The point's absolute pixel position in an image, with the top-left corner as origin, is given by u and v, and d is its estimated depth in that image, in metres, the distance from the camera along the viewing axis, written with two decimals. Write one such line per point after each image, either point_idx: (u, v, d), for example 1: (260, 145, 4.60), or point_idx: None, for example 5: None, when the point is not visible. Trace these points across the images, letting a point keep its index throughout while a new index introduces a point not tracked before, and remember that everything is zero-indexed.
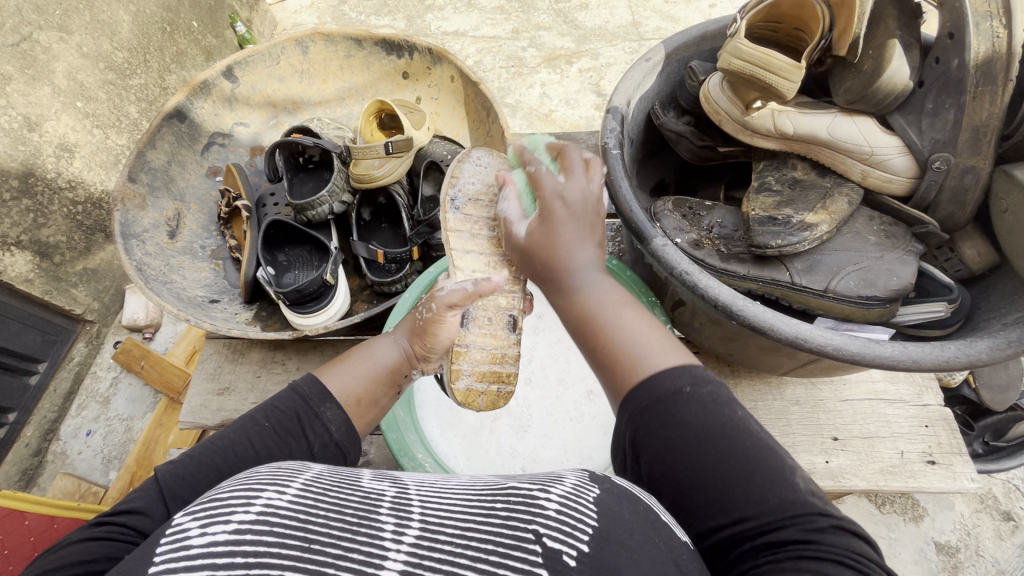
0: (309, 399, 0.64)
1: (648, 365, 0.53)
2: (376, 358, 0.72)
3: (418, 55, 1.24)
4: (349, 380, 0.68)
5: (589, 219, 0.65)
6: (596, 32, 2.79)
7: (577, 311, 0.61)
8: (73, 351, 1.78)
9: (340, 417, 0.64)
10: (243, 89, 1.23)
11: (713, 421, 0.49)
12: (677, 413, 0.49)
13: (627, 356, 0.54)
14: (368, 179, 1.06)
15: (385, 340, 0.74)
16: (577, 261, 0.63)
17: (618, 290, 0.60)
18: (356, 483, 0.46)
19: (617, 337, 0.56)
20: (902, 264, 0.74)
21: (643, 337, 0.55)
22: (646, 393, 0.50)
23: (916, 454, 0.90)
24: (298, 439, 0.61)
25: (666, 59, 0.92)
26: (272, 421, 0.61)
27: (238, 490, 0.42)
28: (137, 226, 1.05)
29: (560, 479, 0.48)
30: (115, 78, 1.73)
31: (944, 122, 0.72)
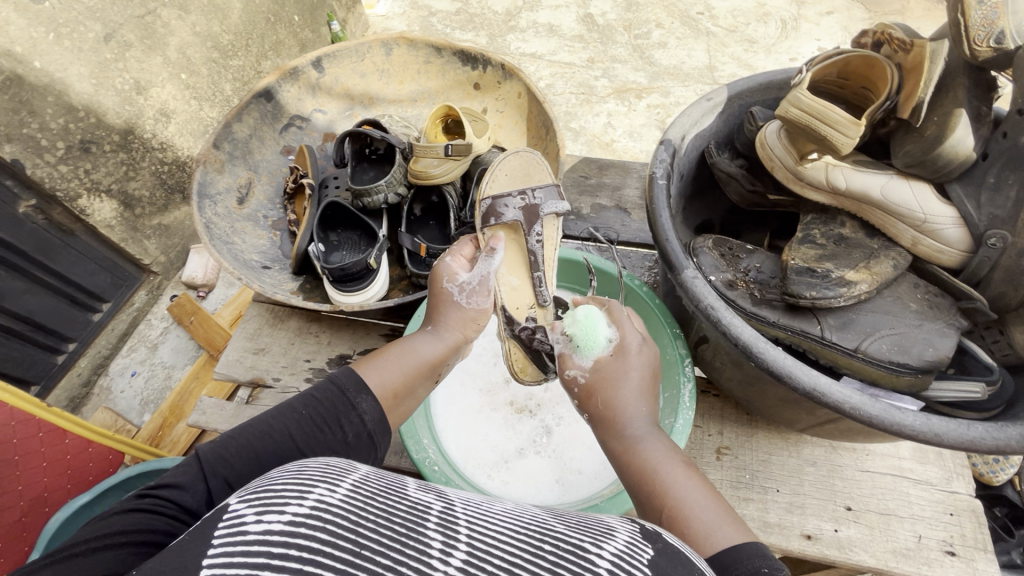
0: (345, 390, 0.69)
1: (715, 543, 0.53)
2: (419, 354, 0.78)
3: (491, 69, 1.30)
4: (388, 373, 0.74)
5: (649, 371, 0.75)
6: (670, 70, 3.01)
7: (630, 462, 0.64)
8: (135, 297, 1.93)
9: (374, 408, 0.69)
10: (328, 80, 1.33)
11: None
12: None
13: (692, 532, 0.55)
14: (424, 176, 1.11)
15: (424, 337, 0.81)
16: (637, 415, 0.69)
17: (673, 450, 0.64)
18: (402, 491, 0.46)
19: (674, 501, 0.58)
20: (942, 336, 0.72)
21: (696, 503, 0.57)
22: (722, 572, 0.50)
23: (935, 542, 0.85)
24: (333, 428, 0.65)
25: (727, 101, 0.94)
26: (308, 410, 0.66)
27: (290, 484, 0.43)
28: (212, 188, 1.15)
29: (613, 534, 0.46)
30: (218, 57, 1.91)
31: (1005, 198, 0.70)
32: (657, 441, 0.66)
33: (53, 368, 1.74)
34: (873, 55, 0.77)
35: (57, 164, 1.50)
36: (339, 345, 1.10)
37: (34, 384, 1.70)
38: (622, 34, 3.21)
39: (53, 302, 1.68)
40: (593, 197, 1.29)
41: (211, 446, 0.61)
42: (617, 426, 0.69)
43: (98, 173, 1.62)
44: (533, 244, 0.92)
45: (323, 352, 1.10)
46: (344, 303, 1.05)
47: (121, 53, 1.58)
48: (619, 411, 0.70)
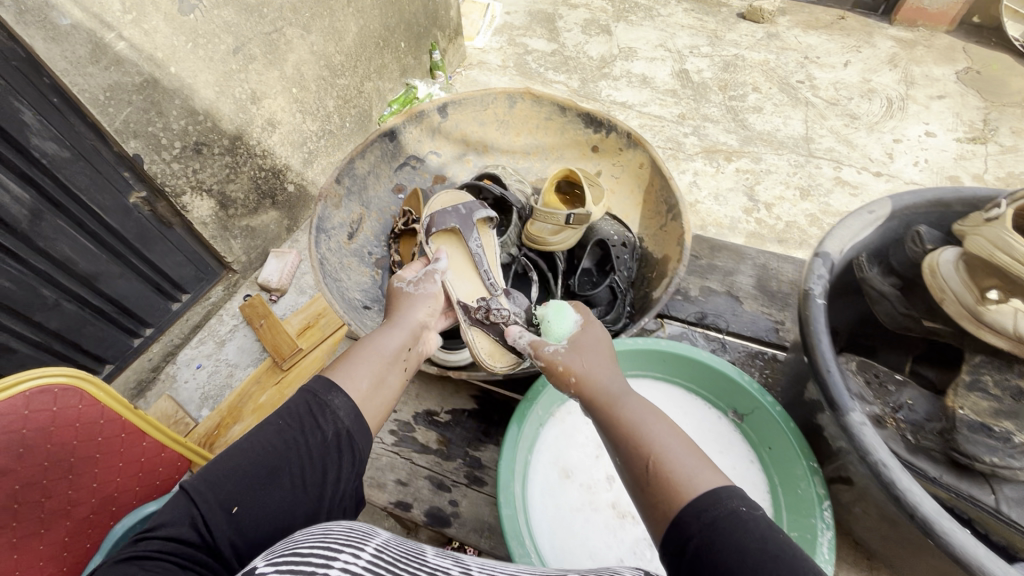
0: (315, 394, 0.76)
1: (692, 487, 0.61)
2: (381, 347, 0.86)
3: (614, 135, 1.27)
4: (358, 374, 0.81)
5: (605, 351, 0.86)
6: (763, 136, 2.93)
7: (608, 415, 0.75)
8: (212, 292, 1.99)
9: (348, 405, 0.77)
10: (448, 125, 1.34)
11: (756, 529, 0.54)
12: (735, 528, 0.55)
13: (671, 470, 0.64)
14: (539, 240, 1.10)
15: (384, 335, 0.89)
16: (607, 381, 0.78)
17: (646, 406, 0.74)
18: (418, 556, 0.56)
19: (651, 446, 0.67)
20: None
21: (675, 447, 0.67)
22: (699, 506, 0.58)
23: None
24: (312, 431, 0.73)
25: (890, 214, 0.87)
26: (283, 419, 0.73)
27: (317, 548, 0.49)
28: (329, 222, 1.15)
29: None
30: (327, 75, 1.98)
31: None
32: (632, 400, 0.76)
33: (127, 351, 1.79)
34: None
35: (169, 161, 1.55)
36: (427, 399, 1.07)
37: (109, 363, 1.76)
38: (716, 93, 3.17)
39: (141, 289, 1.74)
40: (702, 278, 1.23)
41: (197, 478, 0.67)
42: (597, 394, 0.78)
43: (202, 173, 1.66)
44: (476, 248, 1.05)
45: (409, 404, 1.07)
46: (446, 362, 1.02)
47: (245, 66, 1.64)
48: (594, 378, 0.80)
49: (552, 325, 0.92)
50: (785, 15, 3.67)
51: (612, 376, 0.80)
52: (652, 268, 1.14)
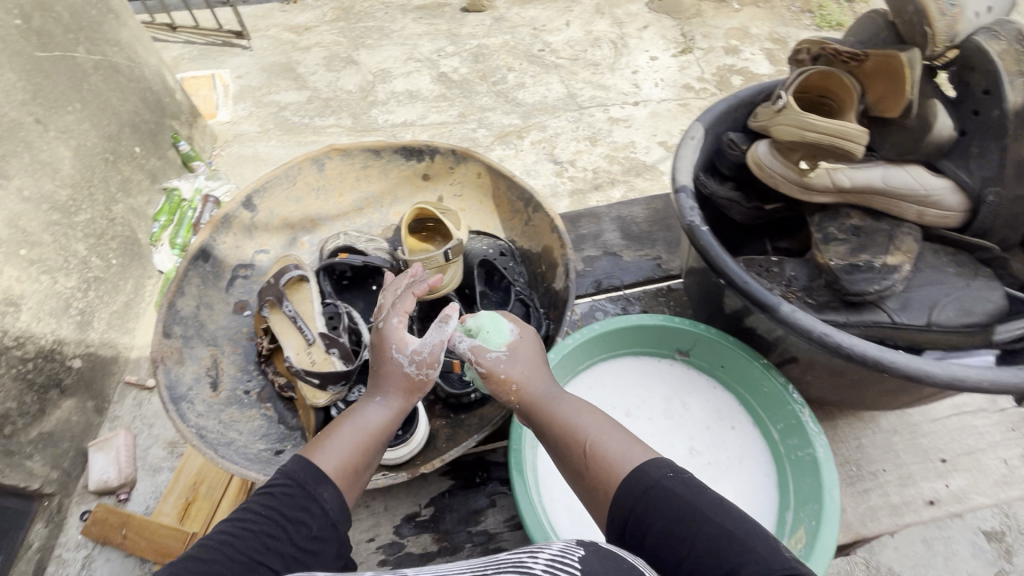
0: (303, 482, 0.66)
1: (626, 467, 0.63)
2: (366, 424, 0.75)
3: (439, 157, 1.24)
4: (342, 451, 0.71)
5: (537, 359, 0.80)
6: (538, 106, 3.17)
7: (549, 421, 0.73)
8: (30, 536, 1.38)
9: (335, 496, 0.66)
10: (262, 216, 1.18)
11: (699, 494, 0.56)
12: (663, 503, 0.57)
13: (610, 459, 0.65)
14: (429, 289, 1.02)
15: (373, 404, 0.77)
16: (541, 390, 0.76)
17: (587, 403, 0.74)
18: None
19: (592, 439, 0.67)
20: (990, 289, 0.80)
21: (611, 436, 0.68)
22: (634, 490, 0.59)
23: (1017, 458, 0.95)
24: (292, 526, 0.61)
25: (704, 133, 0.99)
26: (267, 509, 0.62)
27: None
28: (181, 385, 0.93)
29: (547, 545, 0.48)
30: (60, 218, 1.55)
31: (989, 162, 0.80)
32: (564, 399, 0.75)
33: None
34: (831, 68, 0.85)
35: None
36: (399, 507, 0.94)
37: None
38: (480, 84, 3.32)
39: None
40: (580, 251, 1.28)
41: (161, 573, 0.54)
42: (523, 405, 0.76)
43: None
44: (289, 310, 0.96)
45: (383, 523, 0.93)
46: (393, 461, 0.92)
47: None
48: (527, 383, 0.77)
49: (485, 334, 0.80)
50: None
51: (545, 380, 0.78)
52: (538, 263, 1.15)
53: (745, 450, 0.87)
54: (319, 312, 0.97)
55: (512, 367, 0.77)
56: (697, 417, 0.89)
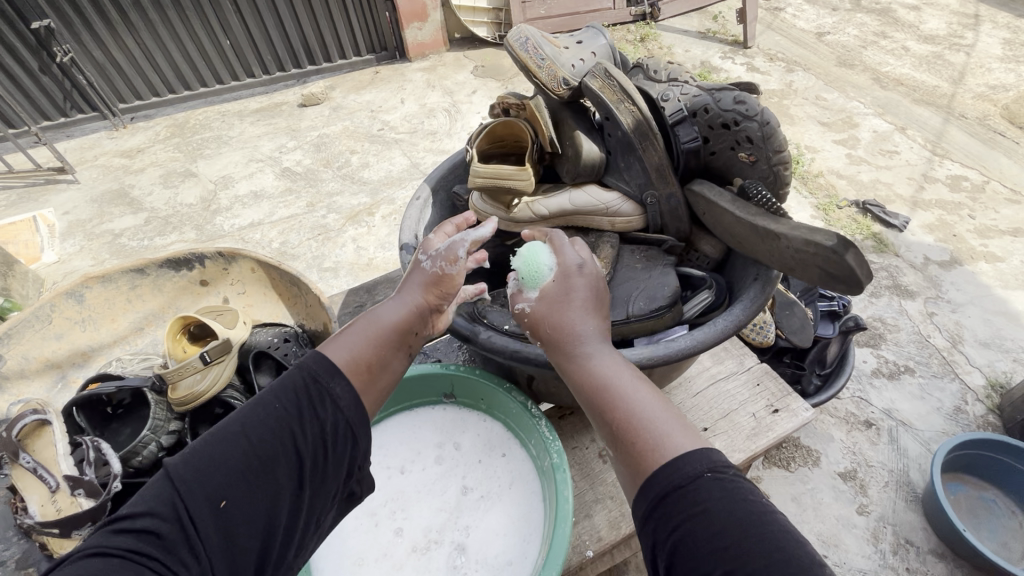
0: (318, 374, 0.63)
1: (671, 446, 0.54)
2: (381, 319, 0.71)
3: (209, 261, 1.23)
4: (356, 345, 0.67)
5: (597, 297, 0.72)
6: (384, 181, 2.81)
7: (586, 379, 0.65)
8: None
9: (349, 393, 0.63)
10: (12, 363, 1.09)
11: (736, 499, 0.48)
12: (700, 497, 0.49)
13: (649, 434, 0.56)
14: (194, 396, 0.99)
15: (391, 302, 0.74)
16: (584, 331, 0.68)
17: (628, 365, 0.65)
18: None
19: (629, 406, 0.59)
20: (666, 275, 0.92)
21: (654, 405, 0.59)
22: (669, 474, 0.51)
23: (762, 409, 1.06)
24: (303, 424, 0.59)
25: (432, 191, 1.09)
26: (282, 402, 0.60)
27: None
28: None
29: None
30: None
31: (636, 171, 0.94)
32: (607, 351, 0.67)
33: None
34: (505, 119, 1.00)
35: None
36: None
37: None
38: (325, 172, 2.88)
39: None
40: None
41: (185, 461, 0.55)
42: (571, 343, 0.68)
43: None
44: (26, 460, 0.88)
45: None
46: None
47: None
48: (568, 325, 0.69)
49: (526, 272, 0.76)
50: (333, 86, 3.43)
51: (587, 322, 0.69)
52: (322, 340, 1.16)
53: (514, 474, 0.89)
54: (63, 454, 0.89)
55: (563, 307, 0.70)
56: (468, 454, 0.92)
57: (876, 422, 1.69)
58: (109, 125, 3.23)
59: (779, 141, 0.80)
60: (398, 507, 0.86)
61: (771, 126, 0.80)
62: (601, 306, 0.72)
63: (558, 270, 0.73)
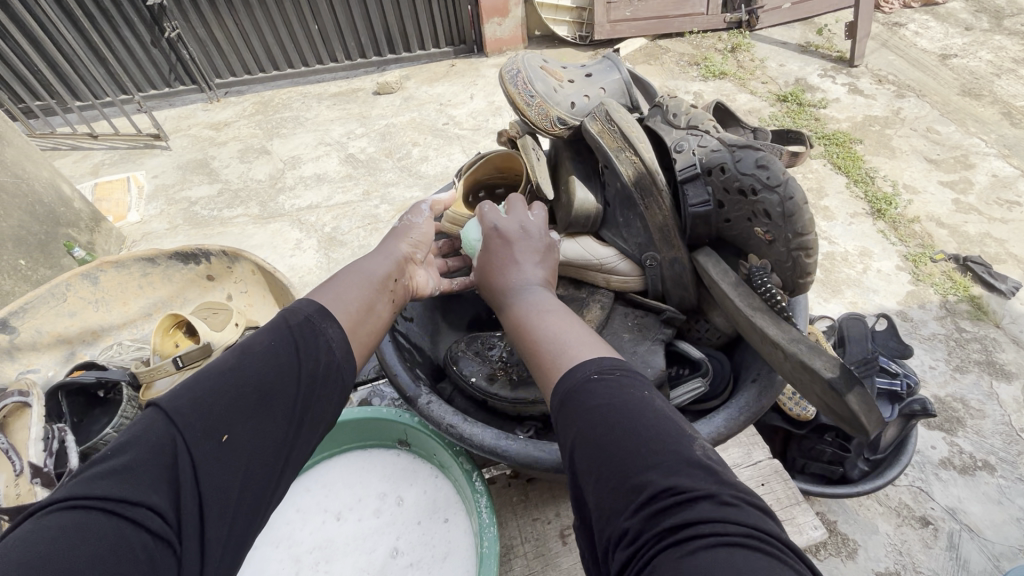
0: (309, 316, 0.59)
1: (567, 358, 0.57)
2: (366, 271, 0.71)
3: (215, 258, 1.25)
4: (347, 292, 0.66)
5: (540, 245, 0.75)
6: (440, 176, 2.74)
7: (514, 320, 0.66)
8: None
9: (342, 336, 0.60)
10: (26, 335, 1.16)
11: (620, 397, 0.49)
12: (588, 399, 0.50)
13: (551, 351, 0.58)
14: None
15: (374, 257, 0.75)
16: (522, 280, 0.70)
17: (555, 302, 0.67)
18: None
19: (542, 335, 0.61)
20: (653, 353, 0.80)
21: (568, 332, 0.60)
22: (565, 380, 0.53)
23: None
24: (296, 357, 0.56)
25: None
26: (269, 341, 0.56)
27: None
28: None
29: None
30: None
31: (636, 229, 0.82)
32: (538, 291, 0.69)
33: None
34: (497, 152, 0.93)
35: None
36: None
37: None
38: (386, 160, 2.86)
39: None
40: None
41: (180, 395, 0.49)
42: (505, 292, 0.70)
43: None
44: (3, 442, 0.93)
45: None
46: None
47: None
48: (505, 274, 0.72)
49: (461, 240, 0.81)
50: (408, 76, 3.34)
51: (525, 269, 0.72)
52: None
53: (450, 546, 0.82)
54: (33, 437, 0.93)
55: (501, 257, 0.73)
56: (409, 512, 0.86)
57: (934, 520, 1.35)
58: (205, 97, 3.33)
59: (802, 222, 0.66)
60: (324, 556, 0.83)
61: (793, 203, 0.66)
62: (542, 254, 0.75)
63: (483, 232, 0.77)
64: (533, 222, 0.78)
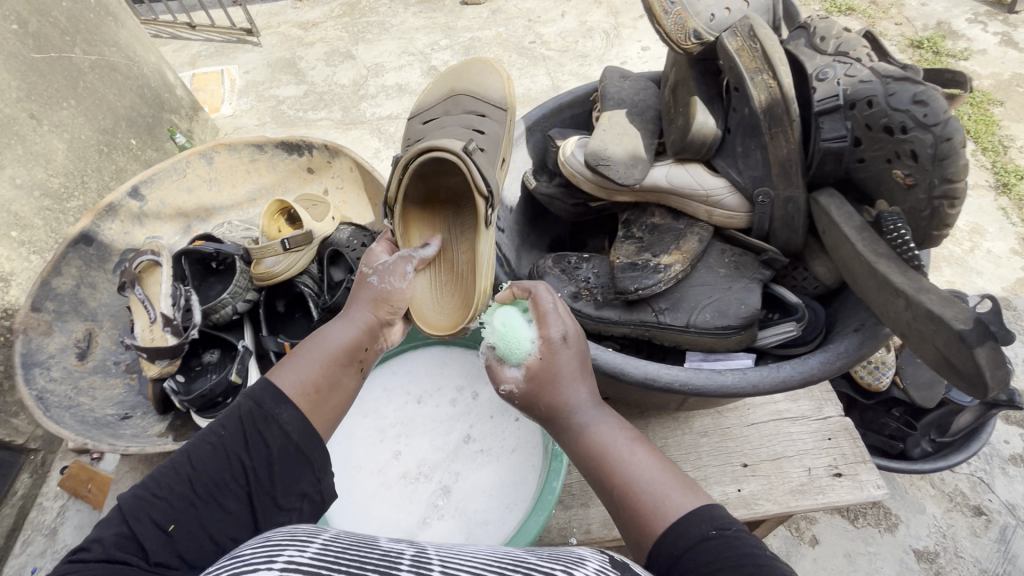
0: (263, 403, 0.63)
1: (667, 509, 0.50)
2: (330, 342, 0.69)
3: (317, 152, 1.31)
4: (307, 368, 0.67)
5: (581, 352, 0.64)
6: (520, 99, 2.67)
7: (585, 452, 0.58)
8: (16, 483, 1.63)
9: (296, 415, 0.63)
10: (153, 205, 1.28)
11: (741, 562, 0.44)
12: (707, 563, 0.46)
13: (643, 499, 0.52)
14: (269, 276, 1.10)
15: (337, 324, 0.72)
16: (576, 400, 0.61)
17: (622, 429, 0.58)
18: (373, 544, 0.46)
19: (629, 478, 0.53)
20: (749, 291, 0.79)
21: (650, 471, 0.54)
22: (671, 543, 0.48)
23: (823, 469, 0.91)
24: (250, 450, 0.61)
25: (527, 130, 1.02)
26: (227, 428, 0.62)
27: (257, 552, 0.41)
28: (43, 353, 1.05)
29: (582, 561, 0.45)
30: (52, 204, 1.61)
31: (755, 160, 0.78)
32: (600, 413, 0.60)
33: None
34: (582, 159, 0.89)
35: None
36: None
37: None
38: None
39: None
40: None
41: (137, 494, 0.58)
42: (562, 415, 0.61)
43: None
44: (139, 293, 1.07)
45: None
46: None
47: None
48: (558, 395, 0.61)
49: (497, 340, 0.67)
50: None
51: (576, 388, 0.61)
52: None
53: (519, 442, 0.89)
54: (164, 294, 1.05)
55: (548, 374, 0.61)
56: (482, 406, 0.93)
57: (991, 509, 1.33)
58: None
59: (955, 167, 0.60)
60: (404, 432, 0.92)
61: (951, 145, 0.60)
62: (586, 366, 0.64)
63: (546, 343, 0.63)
64: (568, 327, 0.64)
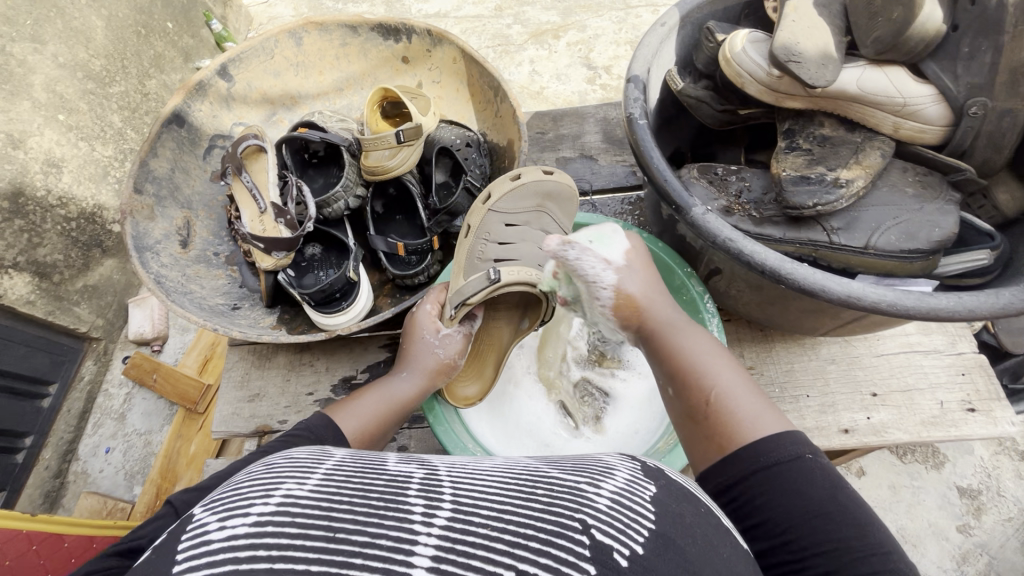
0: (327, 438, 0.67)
1: (755, 431, 0.53)
2: (392, 396, 0.78)
3: (416, 38, 1.20)
4: (365, 416, 0.74)
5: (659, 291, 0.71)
6: (582, 3, 2.43)
7: (673, 363, 0.63)
8: (82, 370, 1.64)
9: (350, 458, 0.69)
10: (240, 87, 1.19)
11: (799, 481, 0.50)
12: (791, 479, 0.50)
13: (728, 416, 0.55)
14: (381, 170, 1.04)
15: (400, 378, 0.81)
16: (670, 316, 0.68)
17: (712, 344, 0.63)
18: (381, 467, 0.47)
19: (718, 389, 0.58)
20: (944, 214, 0.73)
21: (744, 397, 0.56)
22: (755, 461, 0.51)
23: (956, 403, 0.90)
24: None
25: (680, 22, 0.90)
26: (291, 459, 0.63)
27: (257, 485, 0.43)
28: (149, 238, 1.02)
29: (612, 472, 0.49)
30: (95, 87, 1.57)
31: (980, 65, 0.70)
32: (693, 331, 0.66)
33: (14, 470, 1.47)
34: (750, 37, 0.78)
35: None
36: (340, 368, 1.03)
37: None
38: None
39: None
40: (555, 151, 1.25)
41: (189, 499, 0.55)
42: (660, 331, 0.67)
43: None
44: (246, 179, 1.02)
45: (323, 380, 1.02)
46: (332, 327, 0.97)
47: None
48: (653, 316, 0.68)
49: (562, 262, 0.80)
50: None
51: (665, 311, 0.69)
52: (503, 156, 1.12)
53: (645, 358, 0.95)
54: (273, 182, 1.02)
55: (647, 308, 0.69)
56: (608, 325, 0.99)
57: None
58: None
59: None
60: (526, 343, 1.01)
61: None
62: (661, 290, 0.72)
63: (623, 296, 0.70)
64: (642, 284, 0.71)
